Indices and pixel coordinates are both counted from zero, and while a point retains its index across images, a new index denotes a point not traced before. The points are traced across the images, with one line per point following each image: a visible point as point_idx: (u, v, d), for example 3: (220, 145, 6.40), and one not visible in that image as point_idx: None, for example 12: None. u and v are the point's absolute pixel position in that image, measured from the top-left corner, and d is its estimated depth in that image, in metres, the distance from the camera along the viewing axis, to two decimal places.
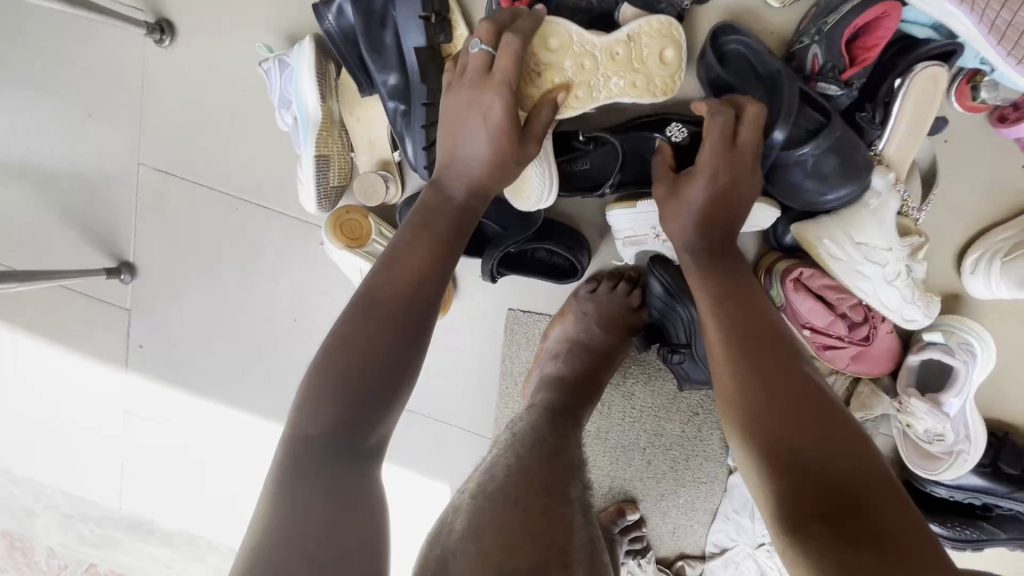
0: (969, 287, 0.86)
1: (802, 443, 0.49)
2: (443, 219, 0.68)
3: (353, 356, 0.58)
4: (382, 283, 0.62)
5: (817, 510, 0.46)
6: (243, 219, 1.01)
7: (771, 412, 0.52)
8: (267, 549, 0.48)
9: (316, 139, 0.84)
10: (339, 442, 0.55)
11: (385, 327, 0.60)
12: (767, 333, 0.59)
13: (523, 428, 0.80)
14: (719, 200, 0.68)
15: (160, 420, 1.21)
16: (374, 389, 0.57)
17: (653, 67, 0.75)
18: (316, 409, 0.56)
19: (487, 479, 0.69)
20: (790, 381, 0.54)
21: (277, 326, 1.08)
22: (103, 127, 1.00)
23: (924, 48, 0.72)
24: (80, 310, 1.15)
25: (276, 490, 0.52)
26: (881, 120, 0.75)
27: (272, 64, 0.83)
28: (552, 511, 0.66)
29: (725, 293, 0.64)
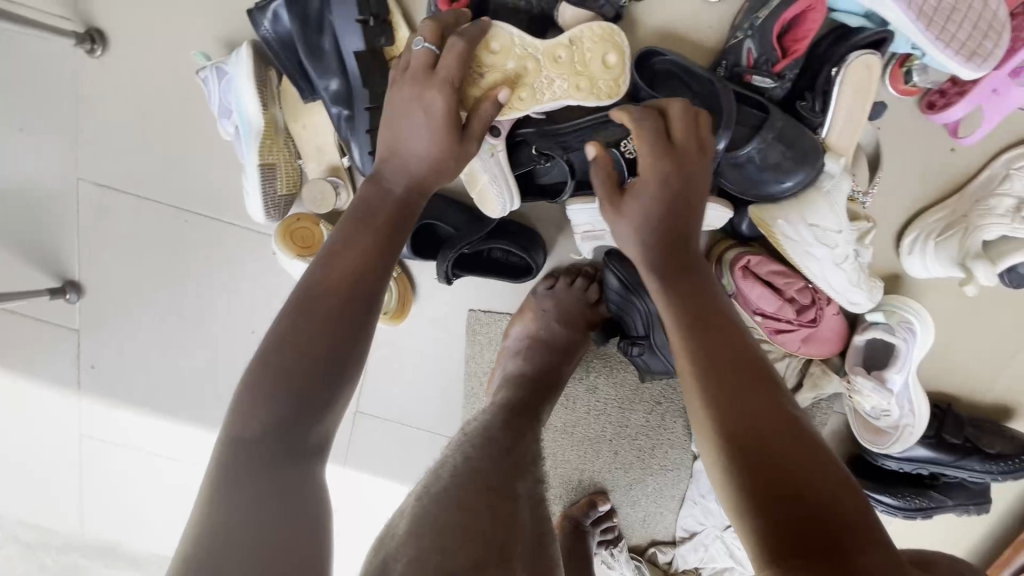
0: (908, 267, 0.89)
1: (779, 468, 0.48)
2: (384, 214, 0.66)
3: (292, 359, 0.57)
4: (325, 284, 0.60)
5: (796, 548, 0.44)
6: (192, 231, 0.99)
7: (746, 434, 0.50)
8: (207, 553, 0.50)
9: (259, 147, 0.82)
10: (280, 442, 0.56)
11: (320, 321, 0.59)
12: (743, 356, 0.55)
13: (477, 427, 0.80)
14: (667, 205, 0.67)
15: (119, 442, 1.18)
16: (315, 388, 0.57)
17: (595, 71, 0.75)
18: (254, 411, 0.56)
19: (432, 481, 0.68)
20: (770, 410, 0.51)
21: (235, 339, 1.06)
22: (36, 142, 0.96)
23: (856, 37, 0.74)
24: (24, 334, 1.10)
25: (214, 489, 0.53)
26: (820, 108, 0.77)
27: (210, 72, 0.81)
28: (495, 504, 0.65)
29: (691, 303, 0.61)
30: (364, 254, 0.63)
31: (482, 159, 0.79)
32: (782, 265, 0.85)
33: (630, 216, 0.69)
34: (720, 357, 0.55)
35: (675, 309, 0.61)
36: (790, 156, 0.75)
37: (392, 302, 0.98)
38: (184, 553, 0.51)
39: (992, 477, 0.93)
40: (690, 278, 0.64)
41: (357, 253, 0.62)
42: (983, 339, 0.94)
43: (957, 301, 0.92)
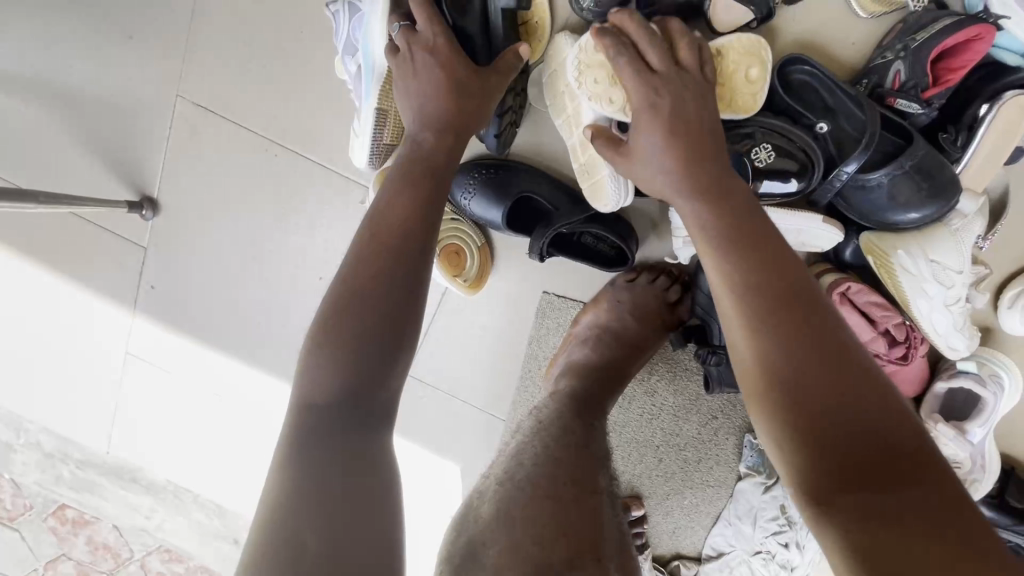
0: (1004, 322, 0.87)
1: (824, 403, 0.45)
2: (424, 175, 0.66)
3: (352, 319, 0.55)
4: (368, 247, 0.60)
5: (840, 481, 0.42)
6: (281, 167, 0.98)
7: (790, 370, 0.48)
8: (280, 520, 0.46)
9: (378, 92, 0.80)
10: (349, 408, 0.53)
11: (376, 296, 0.57)
12: (782, 287, 0.52)
13: (548, 414, 0.79)
14: (677, 135, 0.64)
15: (162, 367, 1.17)
16: (373, 350, 0.55)
17: (738, 85, 0.73)
18: (318, 375, 0.54)
19: (516, 466, 0.68)
20: (814, 341, 0.48)
21: (301, 284, 1.05)
22: (143, 52, 0.95)
23: (1010, 77, 0.72)
24: (90, 243, 1.09)
25: (281, 466, 0.50)
26: (962, 143, 0.75)
27: (342, 7, 0.80)
28: (582, 501, 0.64)
29: (733, 231, 0.57)
30: (406, 209, 0.62)
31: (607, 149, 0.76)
32: (880, 297, 0.83)
33: (637, 169, 0.68)
34: (762, 288, 0.52)
35: (710, 238, 0.58)
36: (923, 190, 0.73)
37: (472, 271, 0.97)
38: (256, 535, 0.46)
39: None
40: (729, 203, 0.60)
41: (400, 210, 0.62)
42: None
43: None
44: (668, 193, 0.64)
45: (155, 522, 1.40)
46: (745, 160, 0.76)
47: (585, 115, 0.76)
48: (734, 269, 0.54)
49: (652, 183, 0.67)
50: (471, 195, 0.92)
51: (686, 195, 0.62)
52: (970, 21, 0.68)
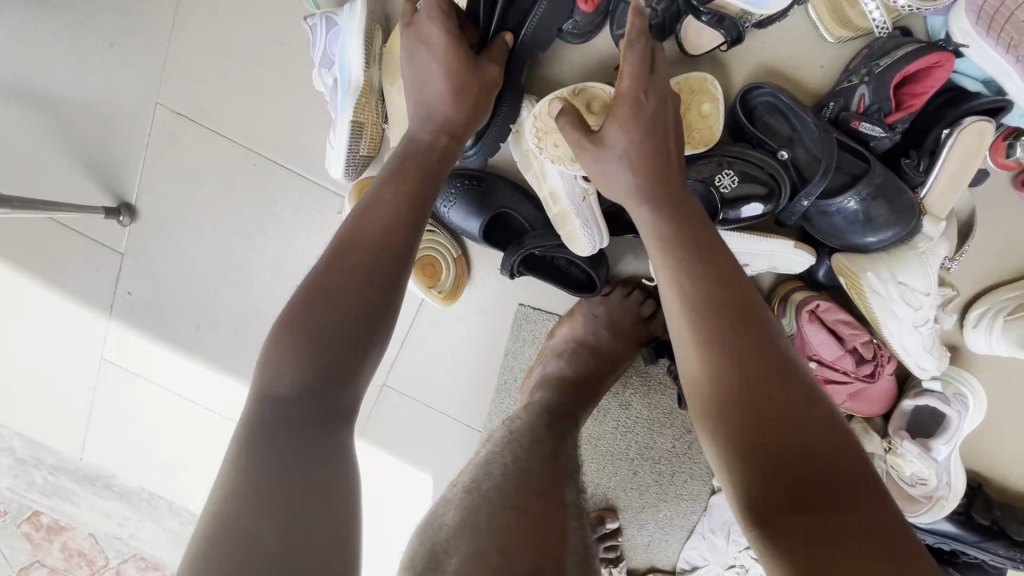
0: (969, 341, 0.89)
1: (778, 428, 0.46)
2: (419, 173, 0.67)
3: (324, 310, 0.56)
4: (355, 240, 0.60)
5: (789, 501, 0.43)
6: (260, 176, 0.98)
7: (748, 387, 0.48)
8: (230, 509, 0.46)
9: (354, 104, 0.81)
10: (311, 402, 0.53)
11: (350, 293, 0.57)
12: (741, 307, 0.53)
13: (519, 426, 0.80)
14: (649, 149, 0.65)
15: (138, 373, 1.16)
16: (344, 347, 0.55)
17: (692, 121, 0.77)
18: (281, 368, 0.53)
19: (483, 476, 0.68)
20: (769, 360, 0.50)
21: (278, 292, 1.05)
22: (124, 60, 0.96)
23: (972, 102, 0.73)
24: (67, 248, 1.09)
25: (239, 454, 0.49)
26: (925, 168, 0.76)
27: (318, 21, 0.80)
28: (549, 515, 0.63)
29: (698, 251, 0.58)
30: (398, 206, 0.63)
31: (574, 202, 0.79)
32: (849, 315, 0.84)
33: (604, 161, 0.67)
34: (722, 311, 0.53)
35: (674, 256, 0.58)
36: (886, 213, 0.75)
37: (448, 282, 0.98)
38: (204, 524, 0.45)
39: (1013, 564, 0.92)
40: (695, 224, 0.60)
41: (391, 207, 0.63)
42: None
43: (1009, 382, 0.91)
44: (634, 208, 0.65)
45: (129, 529, 1.38)
46: (710, 188, 0.77)
47: (549, 172, 0.79)
48: (696, 290, 0.55)
49: (619, 189, 0.67)
50: (452, 203, 0.91)
51: (654, 211, 0.62)
52: (931, 48, 0.70)
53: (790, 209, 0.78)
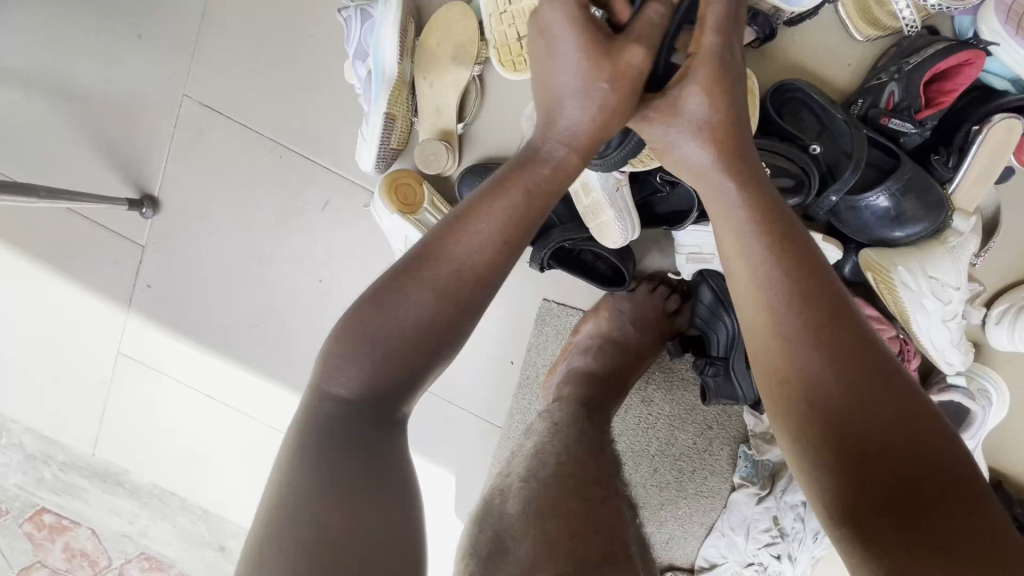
0: (992, 338, 0.89)
1: (867, 422, 0.45)
2: (527, 184, 0.61)
3: (386, 314, 0.53)
4: (439, 252, 0.56)
5: (882, 508, 0.43)
6: (285, 169, 0.98)
7: (838, 389, 0.47)
8: (294, 504, 0.46)
9: (388, 96, 0.82)
10: (377, 411, 0.52)
11: (430, 301, 0.54)
12: (829, 303, 0.51)
13: (562, 419, 0.83)
14: (721, 116, 0.61)
15: (155, 368, 1.15)
16: (412, 360, 0.53)
17: None
18: (342, 371, 0.52)
19: (538, 465, 0.72)
20: (864, 359, 0.47)
21: (300, 286, 1.04)
22: (150, 51, 0.95)
23: (1000, 100, 0.75)
24: (87, 240, 1.08)
25: (298, 448, 0.49)
26: (953, 164, 0.77)
27: (352, 14, 0.81)
28: (608, 500, 0.68)
29: (766, 229, 0.56)
30: (498, 219, 0.58)
31: (607, 192, 0.79)
32: (875, 311, 0.84)
33: (681, 130, 0.62)
34: (793, 294, 0.52)
35: (742, 234, 0.56)
36: (916, 207, 0.75)
37: None
38: (267, 518, 0.46)
39: None
40: (766, 197, 0.58)
41: (484, 220, 0.58)
42: None
43: None
44: (704, 182, 0.61)
45: (139, 527, 1.37)
46: None
47: None
48: (766, 275, 0.54)
49: (676, 161, 0.64)
50: None
51: (718, 188, 0.60)
52: (963, 46, 0.71)
53: (817, 204, 0.78)
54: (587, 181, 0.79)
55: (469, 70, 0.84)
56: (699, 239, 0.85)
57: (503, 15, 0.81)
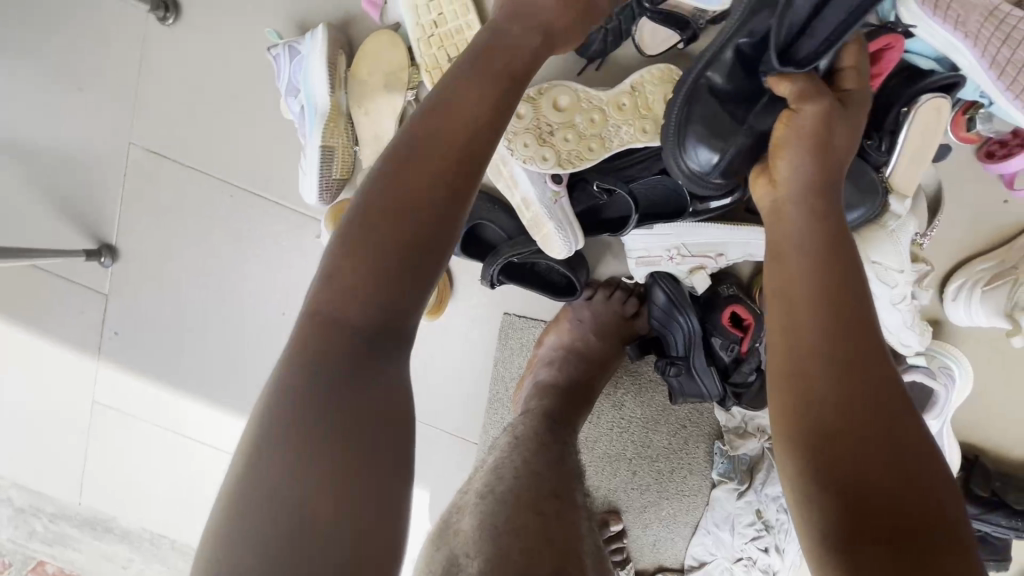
0: (949, 313, 0.90)
1: (867, 444, 0.47)
2: (500, 83, 0.59)
3: (394, 220, 0.49)
4: (426, 140, 0.53)
5: (869, 527, 0.44)
6: (237, 208, 0.99)
7: (847, 410, 0.49)
8: (269, 451, 0.42)
9: (322, 129, 0.83)
10: (376, 330, 0.48)
11: (424, 184, 0.51)
12: (861, 331, 0.52)
13: (524, 432, 0.83)
14: (834, 158, 0.60)
15: (131, 413, 1.15)
16: (412, 269, 0.49)
17: (659, 112, 0.76)
18: (336, 295, 0.48)
19: (495, 480, 0.71)
20: (879, 386, 0.49)
21: (263, 321, 1.05)
22: (93, 103, 0.96)
23: (927, 79, 0.75)
24: (52, 293, 1.09)
25: (284, 403, 0.44)
26: (886, 147, 0.77)
27: (281, 50, 0.82)
28: (564, 513, 0.68)
29: (816, 254, 0.57)
30: (481, 115, 0.57)
31: (546, 205, 0.79)
32: None
33: (801, 155, 0.60)
34: (822, 311, 0.53)
35: (800, 256, 0.57)
36: (850, 193, 0.76)
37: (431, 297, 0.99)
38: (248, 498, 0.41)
39: (1017, 535, 0.92)
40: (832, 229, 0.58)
41: (476, 111, 0.56)
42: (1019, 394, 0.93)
43: (996, 353, 0.92)
44: (778, 202, 0.61)
45: (134, 571, 1.37)
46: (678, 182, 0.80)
47: (517, 175, 0.78)
48: (807, 297, 0.55)
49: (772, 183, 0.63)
50: None
51: (794, 212, 0.60)
52: (882, 30, 0.71)
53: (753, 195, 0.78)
54: (526, 197, 0.79)
55: (402, 95, 0.84)
56: (647, 242, 0.85)
57: (431, 38, 0.82)
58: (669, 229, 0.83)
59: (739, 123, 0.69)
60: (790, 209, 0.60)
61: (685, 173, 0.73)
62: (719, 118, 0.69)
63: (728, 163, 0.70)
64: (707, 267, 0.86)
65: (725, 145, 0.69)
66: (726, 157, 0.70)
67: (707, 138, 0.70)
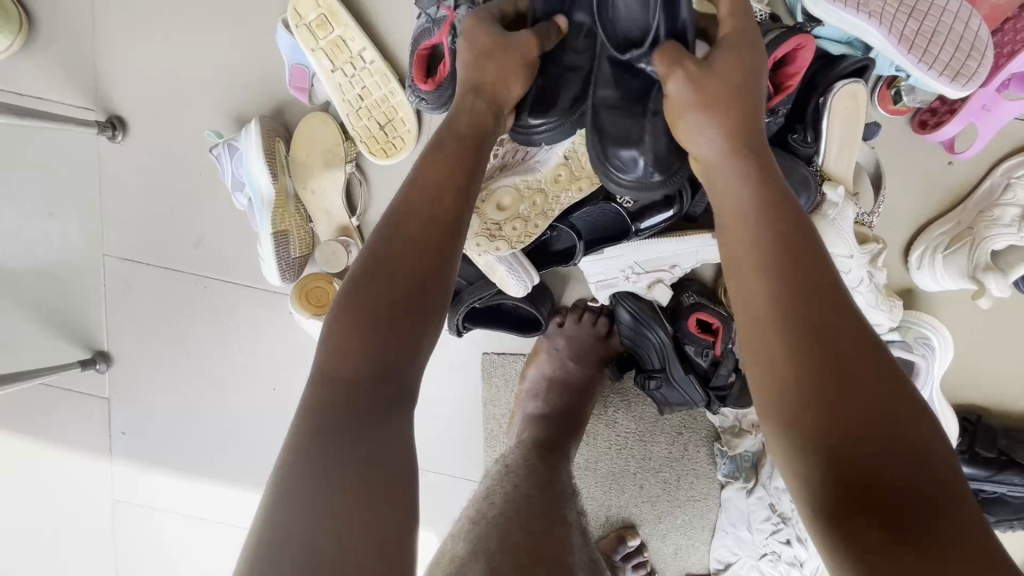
0: (918, 281, 0.89)
1: (835, 404, 0.41)
2: (467, 147, 0.61)
3: (385, 283, 0.52)
4: (412, 209, 0.56)
5: (858, 500, 0.39)
6: (213, 296, 1.03)
7: (813, 366, 0.43)
8: (274, 521, 0.43)
9: (271, 217, 0.87)
10: (375, 387, 0.49)
11: (421, 249, 0.54)
12: (808, 275, 0.47)
13: (513, 460, 0.82)
14: (730, 109, 0.56)
15: (151, 505, 1.18)
16: (406, 326, 0.51)
17: (593, 170, 0.78)
18: (340, 346, 0.50)
19: (486, 506, 0.69)
20: (839, 333, 0.44)
21: (256, 397, 1.08)
22: (64, 224, 1.02)
23: (841, 64, 0.75)
24: (59, 405, 1.14)
25: (291, 449, 0.46)
26: (812, 139, 0.79)
27: (222, 149, 0.87)
28: (555, 532, 0.66)
29: (768, 221, 0.51)
30: (450, 169, 0.59)
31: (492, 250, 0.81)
32: None
33: (695, 126, 0.57)
34: (765, 267, 0.49)
35: (739, 205, 0.53)
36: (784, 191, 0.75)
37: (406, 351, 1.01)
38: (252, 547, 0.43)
39: None
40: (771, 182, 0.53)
41: (448, 171, 0.59)
42: (1006, 349, 0.92)
43: (973, 311, 0.91)
44: (716, 172, 0.56)
45: None
46: (616, 207, 0.81)
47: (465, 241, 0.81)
48: (757, 248, 0.50)
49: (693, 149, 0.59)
50: None
51: (718, 173, 0.55)
52: (789, 33, 0.68)
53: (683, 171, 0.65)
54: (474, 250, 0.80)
55: (342, 167, 0.88)
56: (604, 267, 0.88)
57: (359, 111, 0.86)
58: (616, 252, 0.86)
59: (642, 114, 0.64)
60: (721, 180, 0.55)
61: (628, 187, 0.66)
62: (619, 118, 0.65)
63: (658, 154, 0.64)
64: (663, 279, 0.87)
65: (641, 139, 0.63)
66: (648, 149, 0.64)
67: (624, 150, 0.64)
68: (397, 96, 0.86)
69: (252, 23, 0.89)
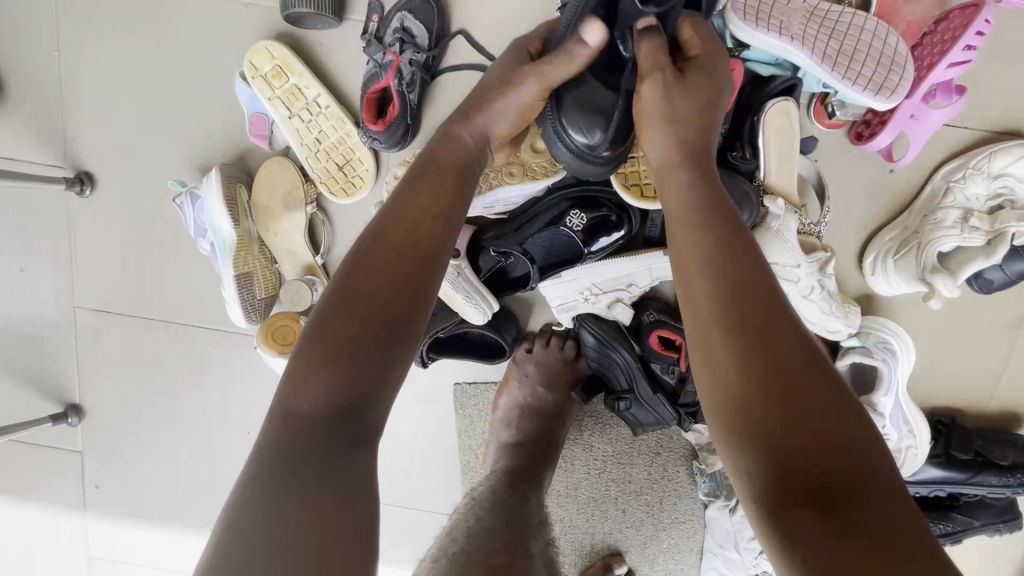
0: (875, 287, 0.90)
1: (779, 400, 0.43)
2: (446, 178, 0.63)
3: (347, 312, 0.53)
4: (384, 240, 0.57)
5: (801, 490, 0.40)
6: (184, 342, 1.03)
7: (760, 365, 0.45)
8: (226, 555, 0.41)
9: (233, 259, 0.89)
10: (336, 422, 0.49)
11: (392, 285, 0.55)
12: (749, 282, 0.50)
13: (480, 492, 0.81)
14: (688, 124, 0.60)
15: (128, 561, 1.15)
16: (380, 357, 0.52)
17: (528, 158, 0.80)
18: (307, 381, 0.50)
19: (449, 541, 0.68)
20: (780, 334, 0.46)
21: (230, 441, 1.07)
22: (36, 279, 1.03)
23: (770, 86, 0.80)
24: (32, 463, 1.12)
25: (245, 488, 0.44)
26: (751, 155, 0.81)
27: (185, 197, 0.90)
28: (517, 563, 0.64)
29: (711, 237, 0.53)
30: (429, 203, 0.61)
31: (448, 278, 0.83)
32: None
33: (657, 128, 0.61)
34: (715, 270, 0.51)
35: (688, 213, 0.56)
36: None
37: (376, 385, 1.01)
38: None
39: (1013, 491, 0.89)
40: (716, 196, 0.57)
41: (423, 205, 0.60)
42: (969, 349, 0.92)
43: (932, 313, 0.92)
44: (665, 183, 0.60)
45: None
46: (566, 231, 0.83)
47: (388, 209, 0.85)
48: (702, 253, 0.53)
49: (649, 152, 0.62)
50: None
51: (667, 185, 0.59)
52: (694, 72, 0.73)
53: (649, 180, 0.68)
54: None
55: (302, 209, 0.91)
56: (563, 291, 0.89)
57: (318, 153, 0.89)
58: (573, 274, 0.88)
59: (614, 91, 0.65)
60: (663, 191, 0.60)
61: (572, 154, 0.66)
62: (591, 93, 0.64)
63: (615, 134, 0.65)
64: (623, 298, 0.88)
65: (608, 122, 0.64)
66: (612, 131, 0.65)
67: (581, 127, 0.65)
68: (353, 137, 0.89)
69: (213, 76, 0.93)
